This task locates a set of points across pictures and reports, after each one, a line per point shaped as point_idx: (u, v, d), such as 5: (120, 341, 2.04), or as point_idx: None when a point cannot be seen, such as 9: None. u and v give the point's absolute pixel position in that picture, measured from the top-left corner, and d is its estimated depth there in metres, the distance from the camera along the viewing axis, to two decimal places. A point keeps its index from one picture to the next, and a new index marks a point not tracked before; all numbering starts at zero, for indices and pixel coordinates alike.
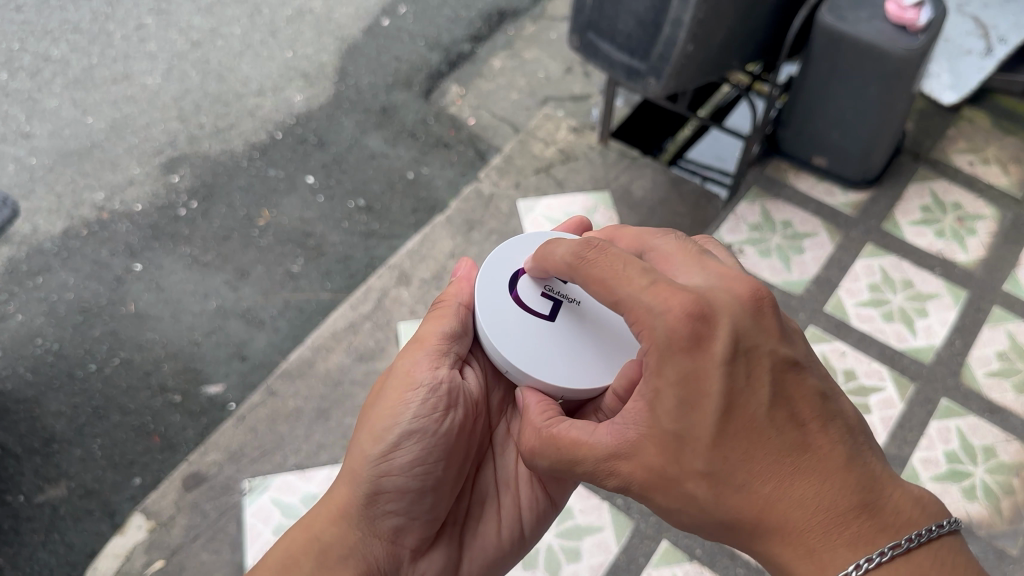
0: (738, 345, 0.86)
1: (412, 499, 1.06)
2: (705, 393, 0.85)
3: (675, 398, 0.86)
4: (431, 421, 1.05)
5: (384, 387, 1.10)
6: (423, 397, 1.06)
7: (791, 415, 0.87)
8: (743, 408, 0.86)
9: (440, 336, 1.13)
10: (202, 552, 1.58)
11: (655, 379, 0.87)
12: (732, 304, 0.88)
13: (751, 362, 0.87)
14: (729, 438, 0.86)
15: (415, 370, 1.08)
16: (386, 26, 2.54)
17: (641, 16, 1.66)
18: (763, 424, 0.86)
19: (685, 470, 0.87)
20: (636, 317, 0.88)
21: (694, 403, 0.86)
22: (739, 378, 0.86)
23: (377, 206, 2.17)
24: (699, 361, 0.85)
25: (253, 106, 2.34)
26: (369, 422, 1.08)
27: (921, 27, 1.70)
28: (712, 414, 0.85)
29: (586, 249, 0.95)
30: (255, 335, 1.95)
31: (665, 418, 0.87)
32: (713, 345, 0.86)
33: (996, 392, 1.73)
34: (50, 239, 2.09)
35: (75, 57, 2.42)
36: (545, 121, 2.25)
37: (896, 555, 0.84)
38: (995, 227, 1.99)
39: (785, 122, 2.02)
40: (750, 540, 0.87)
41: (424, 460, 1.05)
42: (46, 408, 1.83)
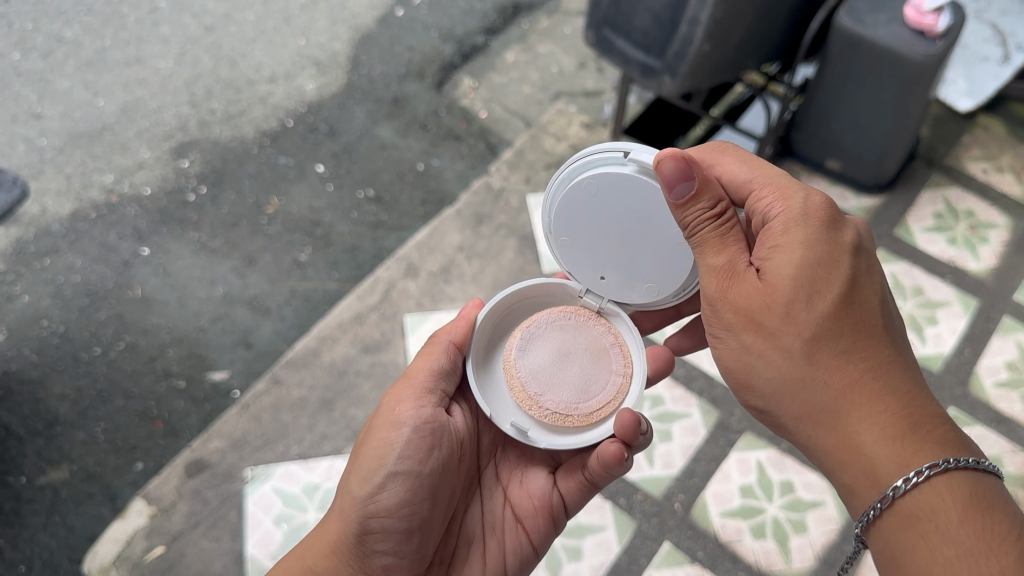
0: (863, 245, 1.01)
1: (399, 539, 1.07)
2: (834, 264, 0.97)
3: (805, 253, 0.97)
4: (416, 462, 1.06)
5: (370, 428, 1.11)
6: (408, 438, 1.07)
7: (890, 321, 1.00)
8: (860, 294, 0.98)
9: (427, 374, 1.16)
10: (203, 539, 1.58)
11: (782, 239, 0.98)
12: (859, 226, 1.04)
13: (867, 262, 1.00)
14: (845, 309, 0.97)
15: (399, 411, 1.10)
16: (401, 16, 2.52)
17: (658, 13, 1.65)
18: (873, 312, 0.98)
19: (792, 320, 0.97)
20: (780, 189, 1.02)
21: (820, 267, 0.97)
22: (860, 267, 0.99)
23: (386, 197, 2.16)
24: (831, 238, 0.98)
25: (265, 92, 2.33)
26: (358, 462, 1.08)
27: (939, 33, 1.68)
28: (839, 282, 0.96)
29: (717, 147, 1.11)
30: (261, 323, 1.94)
31: (786, 266, 0.97)
32: (843, 231, 0.99)
33: (1004, 403, 1.72)
34: (58, 221, 2.08)
35: (88, 39, 2.41)
36: (558, 116, 2.24)
37: (974, 469, 0.90)
38: (1008, 236, 1.98)
39: (800, 125, 2.01)
40: (828, 406, 0.97)
41: (410, 501, 1.06)
42: (50, 390, 1.83)
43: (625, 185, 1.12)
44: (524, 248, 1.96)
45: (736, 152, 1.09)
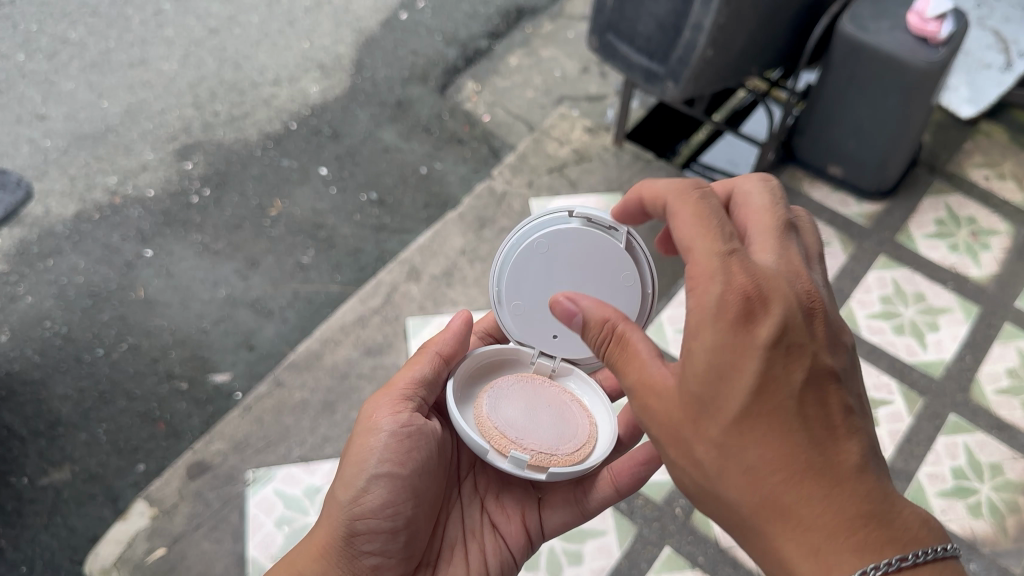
0: (789, 331, 0.85)
1: (387, 539, 1.08)
2: (740, 368, 0.84)
3: (707, 362, 0.84)
4: (396, 464, 1.07)
5: (353, 436, 1.12)
6: (387, 442, 1.08)
7: (820, 418, 0.85)
8: (777, 395, 0.84)
9: (408, 382, 1.14)
10: (204, 541, 1.58)
11: (688, 347, 0.86)
12: (789, 292, 0.88)
13: (791, 352, 0.85)
14: (752, 414, 0.84)
15: (378, 416, 1.10)
16: (404, 20, 2.53)
17: (661, 18, 1.65)
18: (790, 413, 0.84)
19: (699, 432, 0.86)
20: (698, 277, 0.87)
21: (725, 374, 0.84)
22: (777, 368, 0.84)
23: (389, 200, 2.16)
24: (743, 340, 0.83)
25: (269, 95, 2.34)
26: (341, 469, 1.10)
27: (942, 40, 1.68)
28: (745, 389, 0.83)
29: (682, 188, 0.96)
30: (263, 325, 1.95)
31: (692, 378, 0.85)
32: (761, 324, 0.84)
33: (1005, 410, 1.72)
34: (62, 222, 2.09)
35: (93, 40, 2.42)
36: (560, 121, 2.25)
37: (902, 568, 0.83)
38: (1010, 243, 1.98)
39: (802, 130, 2.01)
40: (750, 522, 0.86)
41: (394, 501, 1.07)
42: (52, 391, 1.83)
43: (575, 242, 1.19)
44: None
45: (692, 205, 0.94)
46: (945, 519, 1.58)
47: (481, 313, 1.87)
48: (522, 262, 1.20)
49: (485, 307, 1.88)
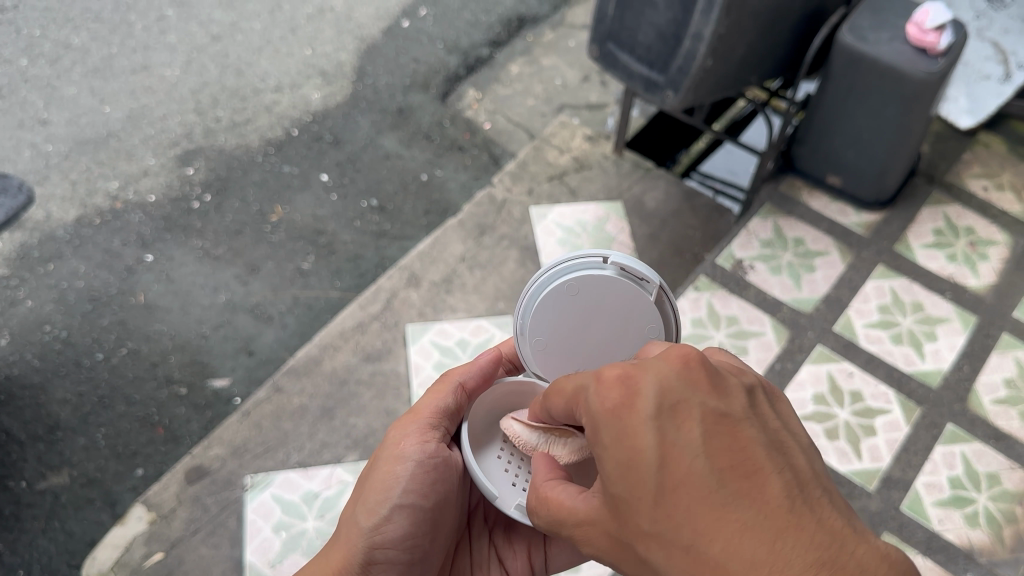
0: (678, 401, 0.76)
1: (401, 570, 1.08)
2: (636, 451, 0.75)
3: (612, 459, 0.77)
4: (420, 495, 1.08)
5: (375, 460, 1.12)
6: (412, 474, 1.08)
7: (738, 470, 0.73)
8: (679, 462, 0.73)
9: (433, 412, 1.13)
10: (202, 545, 1.58)
11: (597, 451, 0.80)
12: (668, 368, 0.78)
13: (679, 417, 0.75)
14: (666, 494, 0.74)
15: (404, 446, 1.10)
16: (406, 28, 2.54)
17: (662, 28, 1.66)
18: (700, 476, 0.72)
19: (634, 535, 0.77)
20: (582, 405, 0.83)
21: (626, 466, 0.76)
22: (671, 433, 0.74)
23: (389, 207, 2.17)
24: (627, 423, 0.76)
25: (270, 101, 2.35)
26: (362, 495, 1.10)
27: (941, 51, 1.69)
28: (645, 470, 0.74)
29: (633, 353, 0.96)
30: (263, 330, 1.95)
31: (608, 483, 0.78)
32: (639, 403, 0.76)
33: (1002, 419, 1.73)
34: (63, 226, 2.09)
35: (95, 46, 2.43)
36: (561, 129, 2.25)
37: None
38: (1008, 254, 1.99)
39: (801, 140, 2.02)
40: None
41: (414, 532, 1.08)
42: (51, 395, 1.83)
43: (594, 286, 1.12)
44: (526, 260, 1.98)
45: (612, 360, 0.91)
46: (941, 529, 1.59)
47: (481, 320, 1.87)
48: (552, 303, 1.14)
49: (484, 314, 1.88)
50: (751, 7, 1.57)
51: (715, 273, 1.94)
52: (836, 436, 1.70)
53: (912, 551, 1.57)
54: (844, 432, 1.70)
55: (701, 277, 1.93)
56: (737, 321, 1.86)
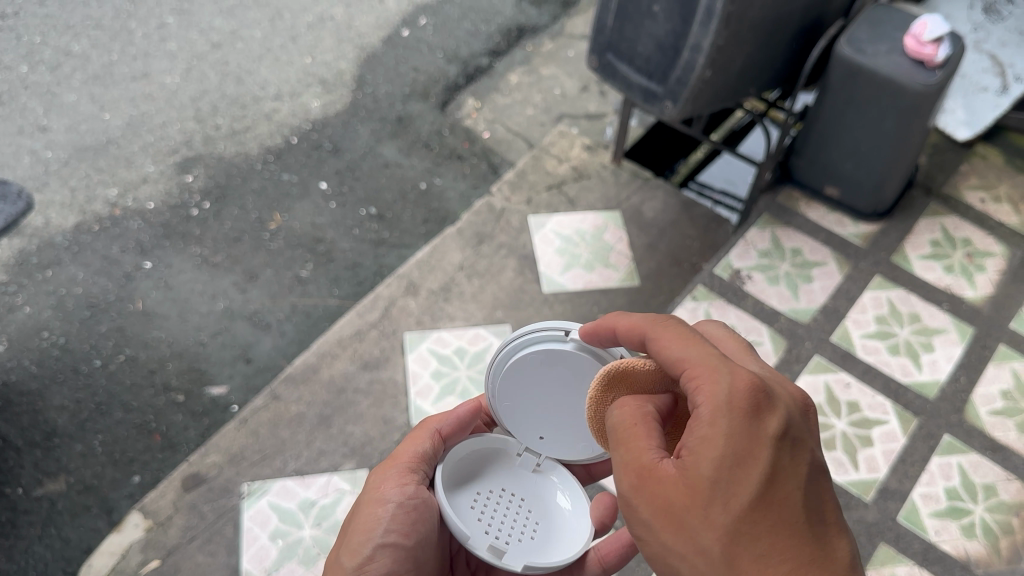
0: (792, 432, 0.86)
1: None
2: (753, 458, 0.83)
3: (727, 448, 0.83)
4: (402, 534, 1.07)
5: (356, 507, 1.12)
6: (393, 513, 1.08)
7: (814, 515, 0.86)
8: (783, 487, 0.84)
9: (412, 456, 1.14)
10: (198, 553, 1.58)
11: (704, 428, 0.85)
12: (789, 400, 0.90)
13: (792, 446, 0.86)
14: (763, 507, 0.83)
15: (384, 487, 1.10)
16: (406, 37, 2.55)
17: (661, 39, 1.67)
18: (795, 508, 0.84)
19: (708, 519, 0.84)
20: (702, 374, 0.88)
21: (739, 463, 0.83)
22: (784, 459, 0.85)
23: (388, 215, 2.17)
24: (754, 430, 0.84)
25: (270, 110, 2.35)
26: (344, 540, 1.09)
27: (939, 63, 1.70)
28: (757, 476, 0.83)
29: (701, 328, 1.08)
30: (261, 338, 1.95)
31: (705, 464, 0.84)
32: (767, 418, 0.85)
33: (999, 430, 1.73)
34: (62, 233, 2.09)
35: (96, 53, 2.43)
36: (560, 138, 2.26)
37: None
38: (1005, 265, 1.99)
39: (799, 151, 2.02)
40: None
41: (398, 571, 1.07)
42: (49, 402, 1.83)
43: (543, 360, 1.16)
44: (524, 269, 1.98)
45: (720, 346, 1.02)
46: (937, 540, 1.59)
47: (479, 328, 1.88)
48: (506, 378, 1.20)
49: (482, 322, 1.88)
50: (749, 19, 1.58)
51: (713, 283, 1.94)
52: (833, 446, 1.70)
53: (909, 561, 1.57)
54: (841, 443, 1.70)
55: (699, 287, 1.93)
56: (735, 331, 1.86)
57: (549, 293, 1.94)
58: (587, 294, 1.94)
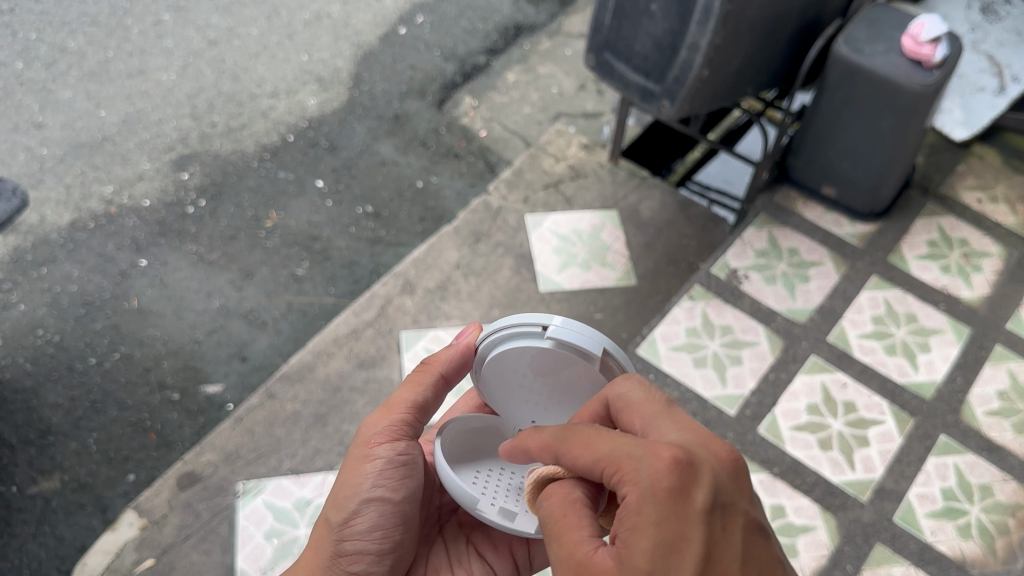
0: (719, 502, 0.82)
1: (372, 561, 1.10)
2: (685, 540, 0.79)
3: (657, 536, 0.79)
4: (389, 490, 1.09)
5: (348, 454, 1.13)
6: (381, 471, 1.09)
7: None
8: (721, 562, 0.80)
9: (407, 407, 1.14)
10: (193, 552, 1.58)
11: (632, 518, 0.81)
12: (713, 462, 0.85)
13: (723, 515, 0.82)
14: None
15: (373, 440, 1.11)
16: (403, 34, 2.54)
17: (658, 38, 1.66)
18: None
19: None
20: (622, 463, 0.84)
21: (672, 549, 0.79)
22: (716, 533, 0.80)
23: (384, 213, 2.17)
24: (678, 511, 0.80)
25: (266, 107, 2.35)
26: (334, 491, 1.11)
27: (936, 63, 1.70)
28: (691, 559, 0.78)
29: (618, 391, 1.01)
30: (257, 336, 1.95)
31: (637, 557, 0.79)
32: (693, 494, 0.81)
33: (995, 431, 1.73)
34: (57, 230, 2.09)
35: (92, 50, 2.42)
36: (557, 137, 2.26)
37: None
38: (1001, 266, 1.99)
39: (796, 151, 2.02)
40: None
41: (383, 525, 1.09)
42: (43, 399, 1.83)
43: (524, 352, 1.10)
44: (521, 267, 1.97)
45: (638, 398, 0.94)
46: (934, 540, 1.59)
47: None
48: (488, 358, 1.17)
49: (479, 321, 1.88)
50: (747, 19, 1.58)
51: (710, 283, 1.94)
52: (829, 446, 1.70)
53: (905, 562, 1.57)
54: (838, 442, 1.70)
55: (696, 286, 1.93)
56: (731, 331, 1.86)
57: (546, 292, 1.94)
58: (584, 293, 1.94)
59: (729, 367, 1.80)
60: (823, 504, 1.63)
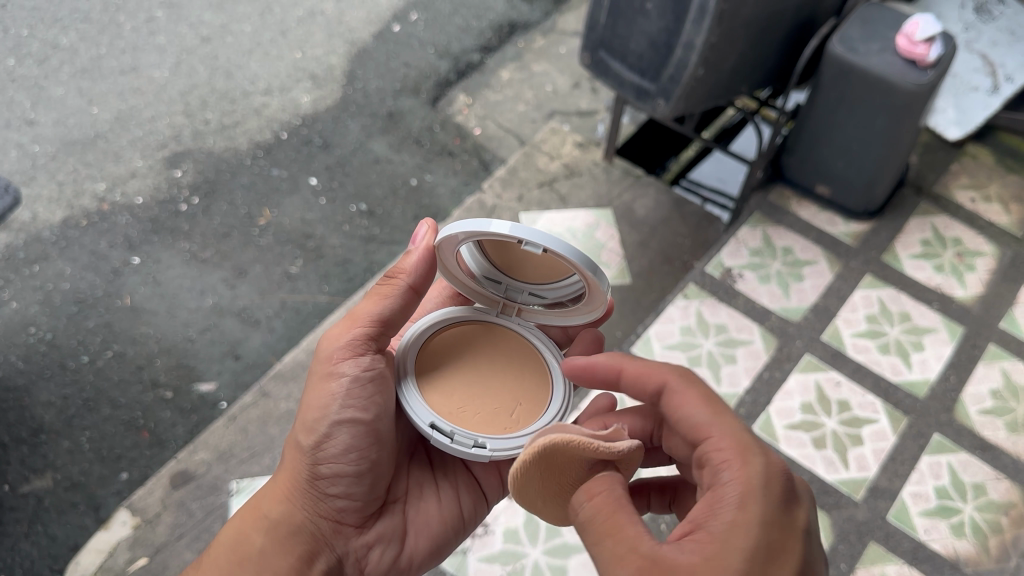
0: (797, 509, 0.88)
1: (350, 482, 1.09)
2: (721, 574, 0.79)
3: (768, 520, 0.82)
4: (360, 411, 1.06)
5: (315, 371, 1.10)
6: (347, 390, 1.05)
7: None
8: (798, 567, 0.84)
9: (371, 320, 1.08)
10: (186, 551, 1.57)
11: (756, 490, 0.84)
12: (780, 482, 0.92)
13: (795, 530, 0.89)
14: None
15: (338, 359, 1.07)
16: (397, 32, 2.53)
17: (653, 37, 1.66)
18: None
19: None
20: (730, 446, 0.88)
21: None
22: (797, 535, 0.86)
23: (378, 211, 2.16)
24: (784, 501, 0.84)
25: (260, 105, 2.34)
26: (304, 411, 1.09)
27: (930, 63, 1.70)
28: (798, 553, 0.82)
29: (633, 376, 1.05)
30: (250, 334, 1.94)
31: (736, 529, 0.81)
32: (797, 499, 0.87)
33: (988, 430, 1.73)
34: (49, 228, 2.08)
35: (84, 46, 2.41)
36: (551, 135, 2.25)
37: None
38: (994, 265, 2.00)
39: (790, 149, 2.02)
40: None
41: (357, 446, 1.07)
42: (36, 398, 1.82)
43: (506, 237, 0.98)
44: None
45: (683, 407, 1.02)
46: (927, 539, 1.59)
47: None
48: (452, 240, 1.06)
49: None
50: (742, 17, 1.58)
51: (704, 281, 1.94)
52: (823, 445, 1.70)
53: (899, 560, 1.57)
54: (832, 441, 1.71)
55: (690, 285, 1.93)
56: (726, 330, 1.86)
57: None
58: None
59: (723, 366, 1.80)
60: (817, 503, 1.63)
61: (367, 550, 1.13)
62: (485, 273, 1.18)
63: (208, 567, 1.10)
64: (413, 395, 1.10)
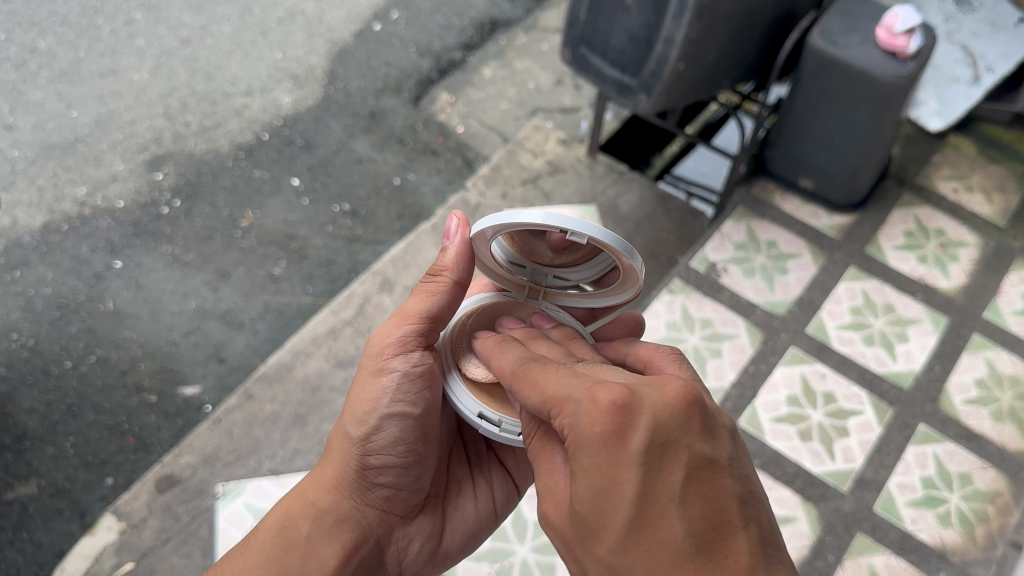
0: (704, 415, 0.77)
1: (398, 473, 1.09)
2: (617, 481, 0.73)
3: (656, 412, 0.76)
4: (409, 404, 1.06)
5: (363, 364, 1.10)
6: (399, 383, 1.06)
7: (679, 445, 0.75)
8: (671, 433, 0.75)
9: (421, 316, 1.08)
10: (173, 555, 1.56)
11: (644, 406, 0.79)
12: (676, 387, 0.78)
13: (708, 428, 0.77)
14: None
15: (387, 355, 1.06)
16: (377, 31, 2.52)
17: (633, 32, 1.66)
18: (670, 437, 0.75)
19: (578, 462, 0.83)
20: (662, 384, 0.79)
21: (593, 533, 0.75)
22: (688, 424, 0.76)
23: (361, 211, 2.16)
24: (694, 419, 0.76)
25: (240, 106, 2.32)
26: (351, 404, 1.09)
27: (910, 54, 1.70)
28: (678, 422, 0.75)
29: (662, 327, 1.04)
30: (234, 337, 1.93)
31: None
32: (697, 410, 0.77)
33: (973, 419, 1.74)
34: (30, 233, 2.06)
35: (62, 50, 2.39)
36: (535, 132, 2.25)
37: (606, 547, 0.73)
38: (978, 255, 2.01)
39: (773, 144, 2.02)
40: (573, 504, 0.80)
41: (405, 439, 1.08)
42: (18, 404, 1.81)
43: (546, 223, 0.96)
44: None
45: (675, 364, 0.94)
46: (914, 529, 1.60)
47: None
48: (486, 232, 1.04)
49: None
50: (723, 11, 1.57)
51: (689, 276, 1.94)
52: (809, 437, 1.70)
53: (886, 551, 1.57)
54: (818, 434, 1.71)
55: (675, 280, 1.93)
56: (711, 324, 1.86)
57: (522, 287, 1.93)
58: None
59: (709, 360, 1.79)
60: (804, 495, 1.63)
61: (408, 542, 1.13)
62: (511, 259, 1.16)
63: (251, 552, 1.06)
64: (457, 387, 1.09)
